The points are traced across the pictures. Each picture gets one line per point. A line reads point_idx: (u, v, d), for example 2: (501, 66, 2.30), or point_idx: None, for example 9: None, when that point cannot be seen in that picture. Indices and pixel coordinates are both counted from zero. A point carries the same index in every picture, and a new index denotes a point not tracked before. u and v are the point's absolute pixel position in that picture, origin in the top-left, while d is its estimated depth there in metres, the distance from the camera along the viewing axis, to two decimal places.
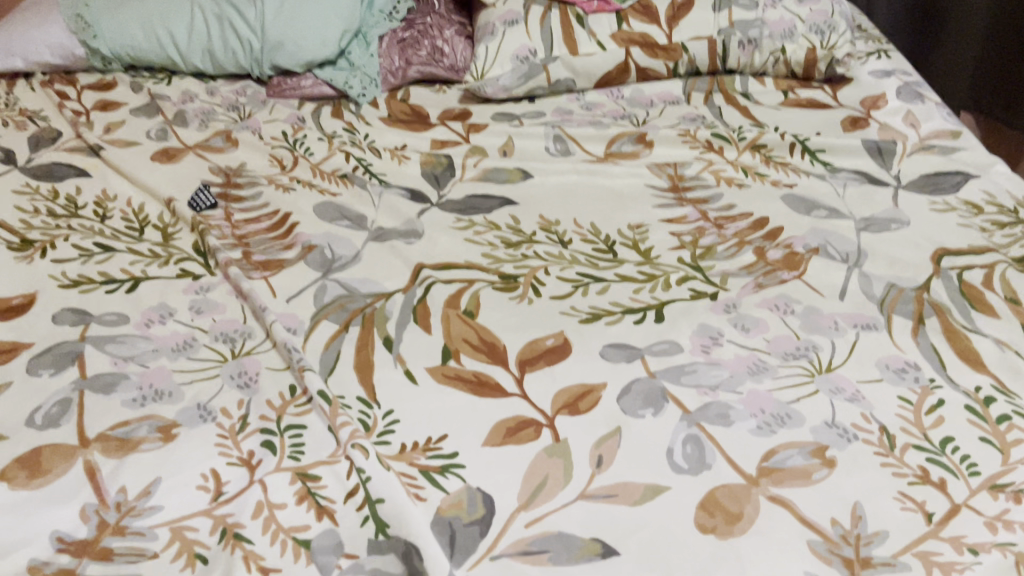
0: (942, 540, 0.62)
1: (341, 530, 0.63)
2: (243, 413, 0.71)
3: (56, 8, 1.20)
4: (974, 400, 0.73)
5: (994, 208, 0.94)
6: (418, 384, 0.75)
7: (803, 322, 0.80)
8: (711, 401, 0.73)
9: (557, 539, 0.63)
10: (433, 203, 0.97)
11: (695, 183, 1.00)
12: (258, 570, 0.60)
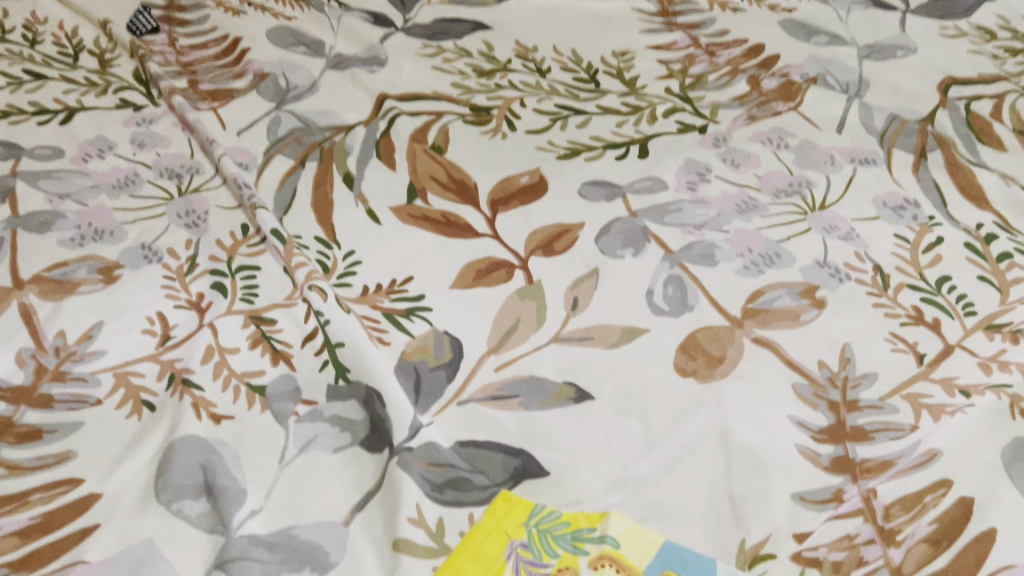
0: (932, 383, 0.60)
1: (298, 375, 0.59)
2: (191, 254, 0.66)
3: None
4: (974, 238, 0.68)
5: (1008, 35, 0.87)
6: (381, 223, 0.69)
7: (797, 157, 0.75)
8: (696, 241, 0.68)
9: (529, 384, 0.60)
10: (398, 29, 0.89)
11: (686, 7, 0.92)
12: (211, 418, 0.56)
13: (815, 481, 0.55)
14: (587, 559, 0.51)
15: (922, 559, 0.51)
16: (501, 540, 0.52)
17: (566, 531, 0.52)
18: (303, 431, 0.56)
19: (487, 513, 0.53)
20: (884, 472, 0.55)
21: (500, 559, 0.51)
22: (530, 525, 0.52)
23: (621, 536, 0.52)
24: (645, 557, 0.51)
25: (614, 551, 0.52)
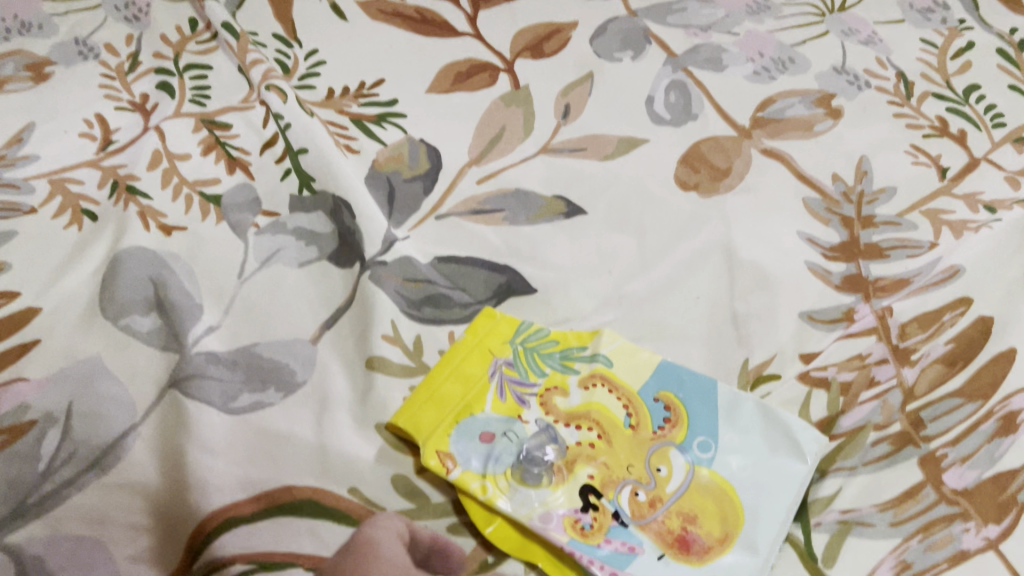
0: (955, 198, 0.55)
1: (257, 185, 0.53)
2: (133, 52, 0.59)
3: None
4: (1007, 44, 0.64)
5: None
6: (347, 19, 0.63)
7: None
8: (702, 44, 0.62)
9: (514, 198, 0.54)
10: None
11: None
12: (160, 229, 0.51)
13: (826, 299, 0.50)
14: (578, 377, 0.47)
15: (937, 379, 0.47)
16: (484, 359, 0.48)
17: (555, 349, 0.48)
18: (264, 244, 0.51)
19: (469, 331, 0.49)
20: (900, 290, 0.50)
21: (482, 377, 0.47)
22: (515, 343, 0.48)
23: (615, 353, 0.48)
24: (641, 375, 0.47)
25: (608, 369, 0.47)
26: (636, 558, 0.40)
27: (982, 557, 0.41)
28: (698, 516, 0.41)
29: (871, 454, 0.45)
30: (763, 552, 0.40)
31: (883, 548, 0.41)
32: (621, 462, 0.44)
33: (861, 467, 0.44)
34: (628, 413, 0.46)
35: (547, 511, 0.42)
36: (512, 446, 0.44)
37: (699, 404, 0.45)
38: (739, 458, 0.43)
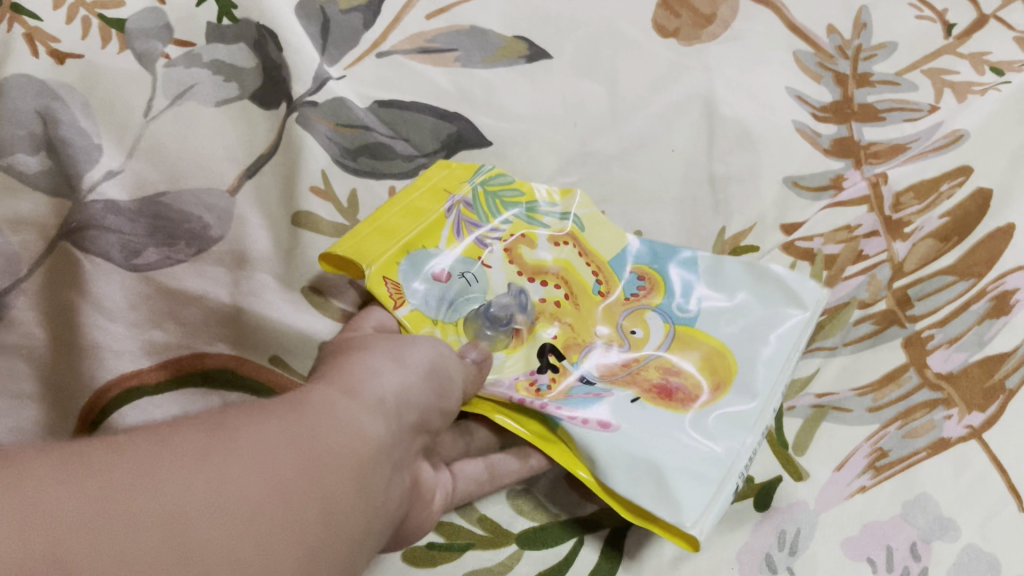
0: (960, 57, 0.49)
1: (168, 10, 0.44)
2: None
3: None
4: None
5: None
6: None
7: None
8: None
9: (469, 36, 0.47)
10: None
11: None
12: (50, 56, 0.41)
13: (813, 163, 0.46)
14: (549, 232, 0.44)
15: (929, 254, 0.42)
16: (440, 197, 0.43)
17: (523, 200, 0.45)
18: (175, 77, 0.43)
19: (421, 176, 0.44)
20: (895, 157, 0.46)
21: (437, 212, 0.42)
22: (474, 183, 0.44)
23: (589, 216, 0.45)
24: (618, 241, 0.45)
25: (582, 231, 0.45)
26: (606, 399, 0.39)
27: (964, 446, 0.37)
28: (679, 368, 0.41)
29: (853, 333, 0.42)
30: (762, 394, 0.38)
31: (858, 434, 0.39)
32: (585, 326, 0.43)
33: (841, 348, 0.42)
34: (597, 279, 0.44)
35: (502, 375, 0.40)
36: (477, 297, 0.42)
37: (679, 271, 0.44)
38: (727, 316, 0.42)
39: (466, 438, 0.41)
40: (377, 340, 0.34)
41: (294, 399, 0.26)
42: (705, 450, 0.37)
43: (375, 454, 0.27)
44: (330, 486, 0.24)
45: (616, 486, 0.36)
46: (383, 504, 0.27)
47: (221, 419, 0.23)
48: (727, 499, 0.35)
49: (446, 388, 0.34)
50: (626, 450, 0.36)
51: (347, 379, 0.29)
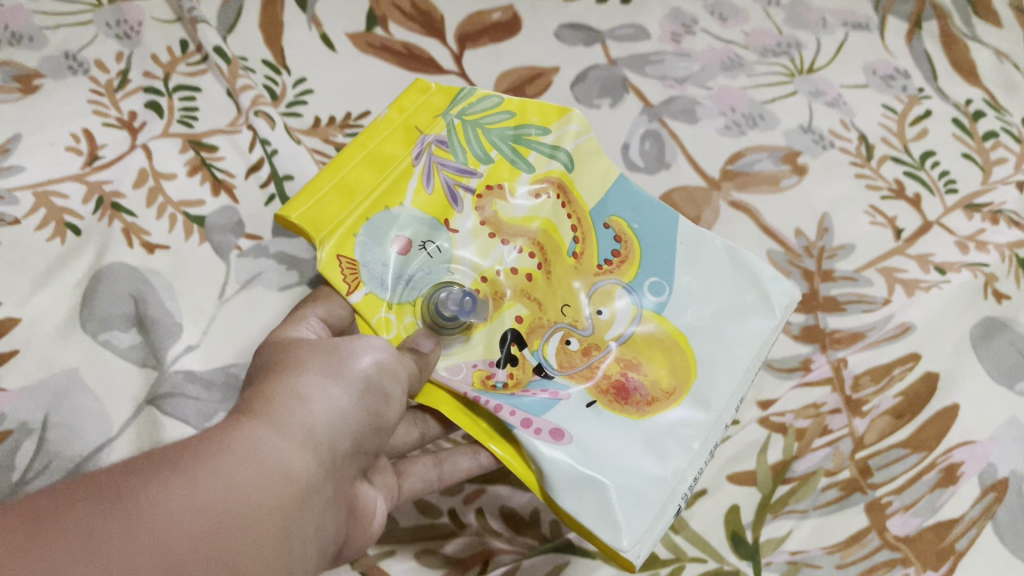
0: (908, 257, 0.57)
1: (241, 208, 0.55)
2: (123, 69, 0.59)
3: None
4: (962, 114, 0.65)
5: None
6: (336, 51, 0.63)
7: (788, 15, 0.70)
8: (678, 96, 0.64)
9: None
10: None
11: None
12: (143, 247, 0.52)
13: (783, 348, 0.53)
14: (530, 178, 0.47)
15: (885, 430, 0.50)
16: (411, 134, 0.45)
17: (507, 125, 0.47)
18: (246, 266, 0.52)
19: (394, 106, 0.45)
20: (855, 344, 0.53)
21: (406, 159, 0.44)
22: (451, 115, 0.46)
23: (575, 153, 0.48)
24: (596, 193, 0.49)
25: (566, 175, 0.48)
26: (560, 403, 0.42)
27: None
28: (642, 364, 0.45)
29: (821, 498, 0.48)
30: (716, 409, 0.43)
31: None
32: (553, 302, 0.46)
33: (811, 511, 0.47)
34: (575, 237, 0.47)
35: (459, 361, 0.43)
36: (429, 264, 0.44)
37: (651, 235, 0.48)
38: (696, 305, 0.46)
39: (421, 425, 0.49)
40: (314, 355, 0.37)
41: (218, 442, 0.29)
42: (655, 471, 0.40)
43: (288, 499, 0.30)
44: (241, 540, 0.28)
45: (563, 505, 0.39)
46: (303, 542, 0.31)
47: (128, 480, 0.26)
48: (669, 519, 0.40)
49: (385, 401, 0.38)
50: (574, 460, 0.39)
51: (278, 412, 0.33)
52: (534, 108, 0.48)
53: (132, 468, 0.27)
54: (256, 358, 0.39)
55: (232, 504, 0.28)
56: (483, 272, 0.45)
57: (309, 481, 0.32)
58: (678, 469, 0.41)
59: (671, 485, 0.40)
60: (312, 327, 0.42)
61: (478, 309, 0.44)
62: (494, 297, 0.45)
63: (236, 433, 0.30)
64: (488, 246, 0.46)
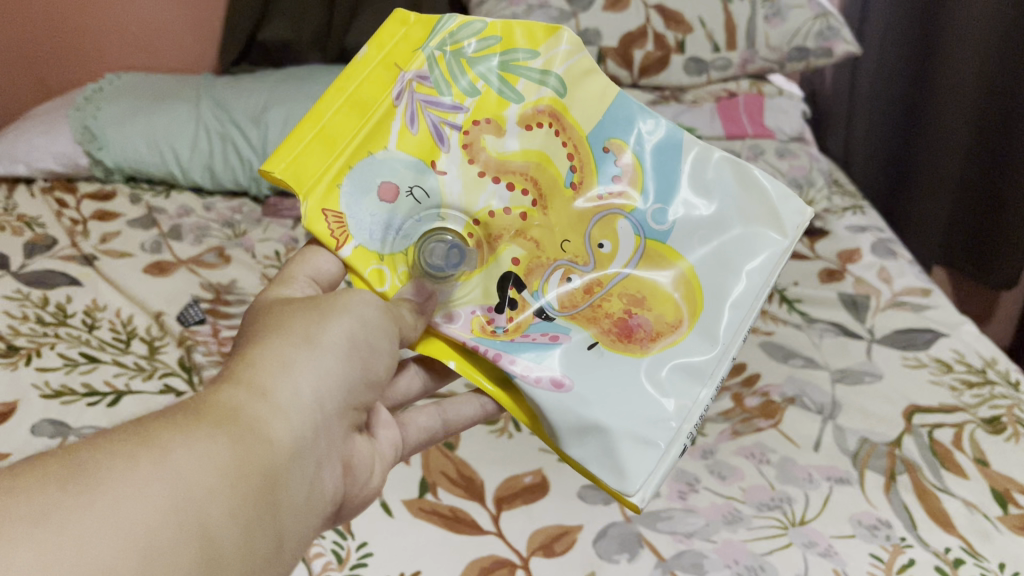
0: None
1: None
2: None
3: (63, 117, 1.22)
4: (943, 561, 0.71)
5: (963, 367, 0.94)
6: (392, 513, 0.72)
7: (778, 472, 0.80)
8: (686, 549, 0.70)
9: None
10: None
11: None
12: None
13: None
14: (520, 107, 0.55)
15: None
16: (391, 72, 0.54)
17: (496, 50, 0.56)
18: None
19: (374, 42, 0.54)
20: None
21: (386, 102, 0.53)
22: (429, 49, 0.54)
23: (566, 77, 0.56)
24: (592, 119, 0.57)
25: (558, 100, 0.56)
26: (558, 347, 0.54)
27: None
28: (647, 302, 0.55)
29: None
30: (721, 343, 0.54)
31: None
32: (554, 242, 0.56)
33: None
34: (572, 166, 0.56)
35: (461, 309, 0.55)
36: (412, 205, 0.54)
37: (657, 156, 0.57)
38: (703, 232, 0.56)
39: (425, 381, 0.63)
40: (298, 318, 0.47)
41: (191, 418, 0.38)
42: (661, 412, 0.53)
43: (263, 466, 0.39)
44: (220, 502, 0.36)
45: (572, 453, 0.53)
46: (285, 500, 0.41)
47: (101, 460, 0.34)
48: (673, 457, 0.52)
49: (368, 356, 0.49)
50: (575, 407, 0.52)
51: (258, 382, 0.43)
52: (522, 33, 0.56)
53: (117, 440, 0.35)
54: (248, 318, 0.49)
55: (205, 471, 0.36)
56: (474, 215, 0.55)
57: (285, 443, 0.42)
58: (683, 405, 0.53)
59: (674, 423, 0.53)
60: (301, 287, 0.52)
61: (468, 257, 0.55)
62: (488, 238, 0.55)
63: (222, 398, 0.40)
64: (479, 186, 0.55)
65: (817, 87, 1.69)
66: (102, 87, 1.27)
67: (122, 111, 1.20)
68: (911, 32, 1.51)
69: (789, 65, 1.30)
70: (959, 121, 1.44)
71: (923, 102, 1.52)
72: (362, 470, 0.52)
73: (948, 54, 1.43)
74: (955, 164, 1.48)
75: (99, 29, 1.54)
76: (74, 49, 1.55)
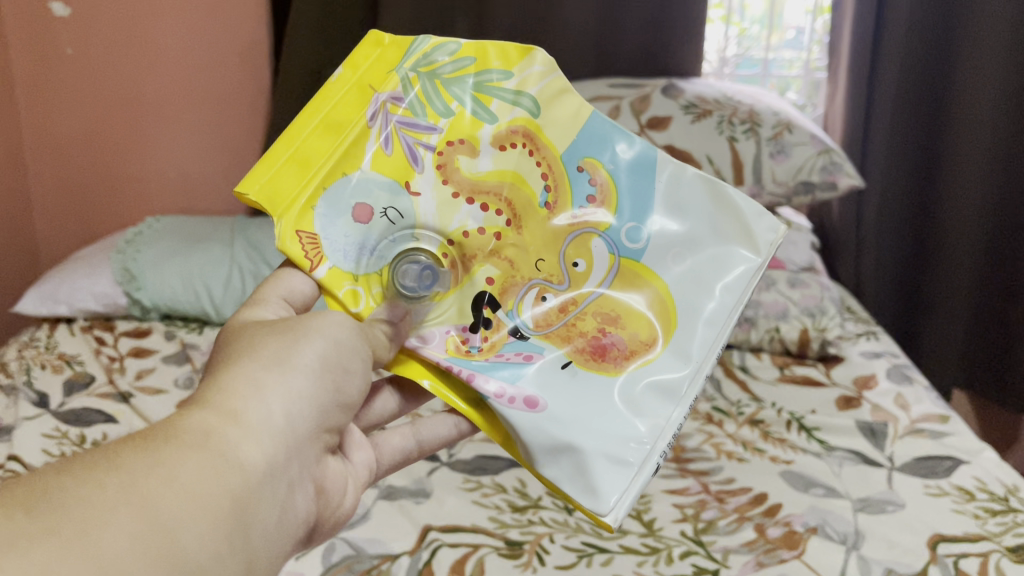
0: None
1: None
2: None
3: (104, 260, 1.29)
4: None
5: (985, 495, 0.92)
6: None
7: None
8: None
9: None
10: (443, 462, 0.97)
11: (696, 454, 1.00)
12: None
13: None
14: (494, 127, 0.58)
15: None
16: (366, 93, 0.57)
17: (471, 71, 0.58)
18: None
19: (349, 64, 0.58)
20: None
21: (360, 123, 0.56)
22: (404, 70, 0.57)
23: (539, 97, 0.58)
24: (566, 139, 0.59)
25: (532, 121, 0.58)
26: (528, 367, 0.56)
27: None
28: (621, 321, 0.58)
29: None
30: (695, 360, 0.57)
31: None
32: (528, 261, 0.59)
33: None
34: (546, 185, 0.59)
35: (433, 330, 0.58)
36: (386, 225, 0.56)
37: (627, 174, 0.59)
38: (677, 251, 0.59)
39: (397, 403, 0.67)
40: (271, 342, 0.50)
41: (164, 443, 0.41)
42: (635, 431, 0.55)
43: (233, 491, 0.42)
44: (191, 525, 0.39)
45: (546, 474, 0.55)
46: (256, 523, 0.44)
47: (73, 487, 0.36)
48: (647, 477, 0.54)
49: (341, 375, 0.52)
50: (548, 427, 0.54)
51: (231, 406, 0.46)
52: (496, 52, 0.58)
53: (91, 466, 0.38)
54: (222, 338, 0.52)
55: (176, 496, 0.39)
56: (449, 235, 0.58)
57: (254, 467, 0.44)
58: (656, 424, 0.55)
59: (648, 441, 0.55)
60: (274, 308, 0.55)
61: (441, 278, 0.58)
62: (462, 257, 0.58)
63: (194, 422, 0.43)
64: (453, 207, 0.58)
65: (826, 218, 1.71)
66: (141, 231, 1.35)
67: (159, 254, 1.28)
68: (911, 165, 1.59)
69: (795, 199, 1.36)
70: (967, 242, 1.52)
71: (931, 227, 1.58)
72: (334, 494, 0.55)
73: (954, 180, 1.51)
74: (967, 285, 1.55)
75: (141, 176, 1.66)
76: (118, 196, 1.67)
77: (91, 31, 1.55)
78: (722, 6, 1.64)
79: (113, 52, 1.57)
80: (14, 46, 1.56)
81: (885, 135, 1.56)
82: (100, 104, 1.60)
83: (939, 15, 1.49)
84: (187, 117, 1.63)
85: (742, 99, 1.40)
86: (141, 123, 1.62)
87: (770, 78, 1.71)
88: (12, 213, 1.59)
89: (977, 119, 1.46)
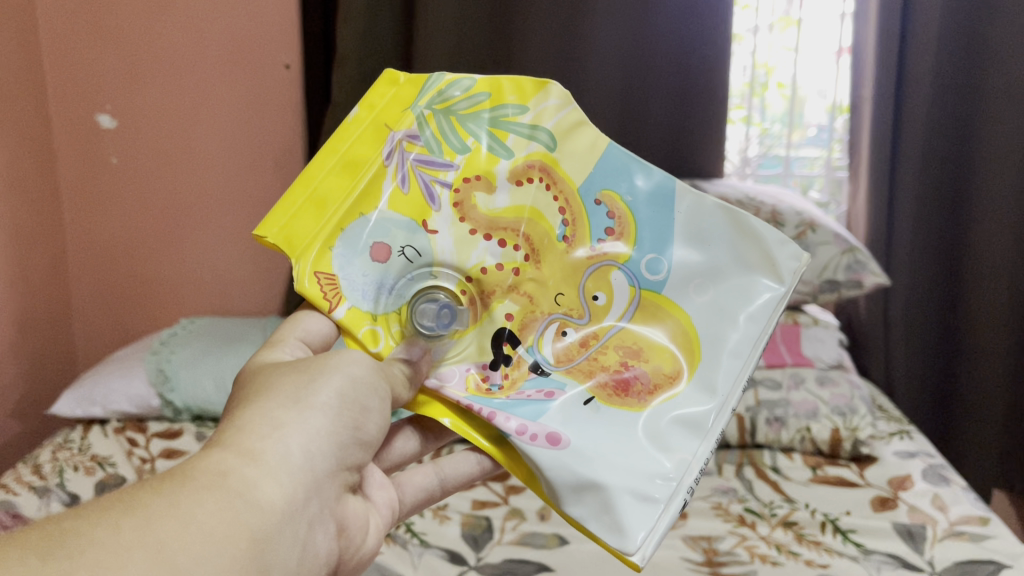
0: None
1: None
2: None
3: (139, 362, 1.32)
4: None
5: None
6: None
7: None
8: None
9: None
10: (471, 565, 0.95)
11: (729, 558, 0.98)
12: None
13: None
14: (510, 162, 0.62)
15: None
16: (382, 132, 0.61)
17: (486, 106, 0.62)
18: None
19: (365, 104, 0.62)
20: None
21: (377, 163, 0.60)
22: (421, 110, 0.61)
23: (555, 130, 0.62)
24: (583, 172, 0.63)
25: (548, 155, 0.62)
26: (551, 403, 0.59)
27: None
28: (644, 355, 0.61)
29: None
30: (720, 393, 0.58)
31: None
32: (548, 296, 0.62)
33: None
34: (563, 219, 0.62)
35: (454, 368, 0.61)
36: (403, 261, 0.60)
37: (644, 205, 0.62)
38: (699, 282, 0.61)
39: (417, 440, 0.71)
40: (288, 384, 0.53)
41: (180, 486, 0.42)
42: (662, 468, 0.56)
43: (248, 534, 0.43)
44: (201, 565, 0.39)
45: (571, 510, 0.56)
46: (274, 558, 0.45)
47: (85, 530, 0.38)
48: (674, 512, 0.54)
49: (361, 412, 0.55)
50: (570, 462, 0.55)
51: (246, 447, 0.48)
52: (511, 87, 0.62)
53: (105, 512, 0.39)
54: (241, 380, 0.56)
55: (185, 536, 0.40)
56: (467, 272, 0.61)
57: (274, 513, 0.46)
58: (682, 459, 0.56)
59: (673, 477, 0.55)
60: (292, 348, 0.60)
61: (459, 316, 0.61)
62: (480, 294, 0.61)
63: (212, 463, 0.45)
64: (470, 244, 0.61)
65: (853, 315, 1.68)
66: (176, 332, 1.38)
67: (191, 355, 1.30)
68: (937, 255, 1.59)
69: (822, 298, 1.38)
70: (998, 329, 1.53)
71: (959, 316, 1.59)
72: (355, 531, 0.57)
73: (981, 266, 1.52)
74: (1002, 373, 1.55)
75: (178, 278, 1.71)
76: (156, 297, 1.72)
77: (135, 142, 1.63)
78: (742, 107, 1.68)
79: (156, 159, 1.63)
80: (62, 155, 1.63)
81: (909, 229, 1.56)
82: (140, 209, 1.66)
83: (953, 118, 1.53)
84: (222, 220, 1.67)
85: (764, 199, 1.42)
86: (179, 227, 1.68)
87: (793, 177, 1.73)
88: (52, 316, 1.63)
89: (999, 205, 1.49)
